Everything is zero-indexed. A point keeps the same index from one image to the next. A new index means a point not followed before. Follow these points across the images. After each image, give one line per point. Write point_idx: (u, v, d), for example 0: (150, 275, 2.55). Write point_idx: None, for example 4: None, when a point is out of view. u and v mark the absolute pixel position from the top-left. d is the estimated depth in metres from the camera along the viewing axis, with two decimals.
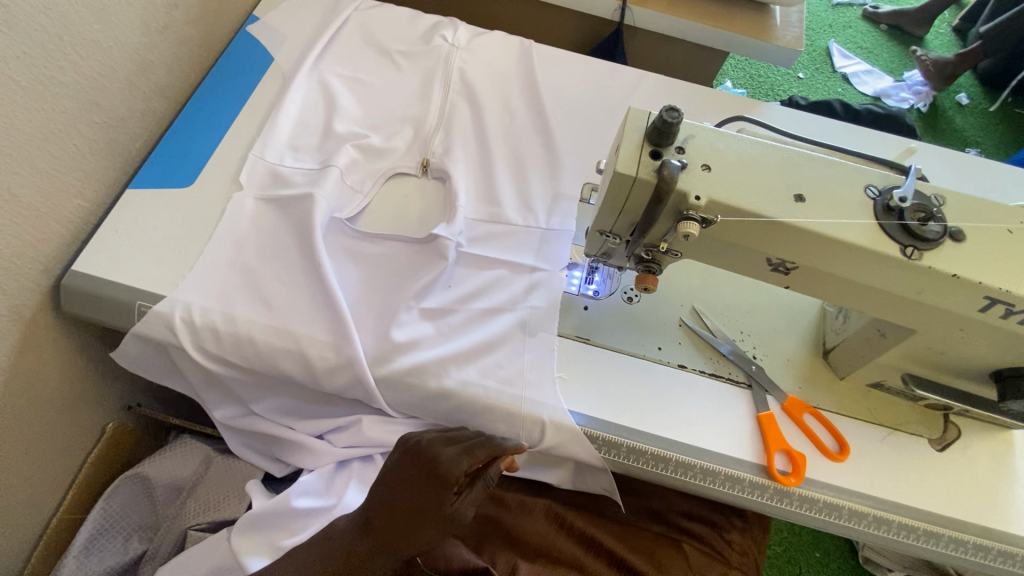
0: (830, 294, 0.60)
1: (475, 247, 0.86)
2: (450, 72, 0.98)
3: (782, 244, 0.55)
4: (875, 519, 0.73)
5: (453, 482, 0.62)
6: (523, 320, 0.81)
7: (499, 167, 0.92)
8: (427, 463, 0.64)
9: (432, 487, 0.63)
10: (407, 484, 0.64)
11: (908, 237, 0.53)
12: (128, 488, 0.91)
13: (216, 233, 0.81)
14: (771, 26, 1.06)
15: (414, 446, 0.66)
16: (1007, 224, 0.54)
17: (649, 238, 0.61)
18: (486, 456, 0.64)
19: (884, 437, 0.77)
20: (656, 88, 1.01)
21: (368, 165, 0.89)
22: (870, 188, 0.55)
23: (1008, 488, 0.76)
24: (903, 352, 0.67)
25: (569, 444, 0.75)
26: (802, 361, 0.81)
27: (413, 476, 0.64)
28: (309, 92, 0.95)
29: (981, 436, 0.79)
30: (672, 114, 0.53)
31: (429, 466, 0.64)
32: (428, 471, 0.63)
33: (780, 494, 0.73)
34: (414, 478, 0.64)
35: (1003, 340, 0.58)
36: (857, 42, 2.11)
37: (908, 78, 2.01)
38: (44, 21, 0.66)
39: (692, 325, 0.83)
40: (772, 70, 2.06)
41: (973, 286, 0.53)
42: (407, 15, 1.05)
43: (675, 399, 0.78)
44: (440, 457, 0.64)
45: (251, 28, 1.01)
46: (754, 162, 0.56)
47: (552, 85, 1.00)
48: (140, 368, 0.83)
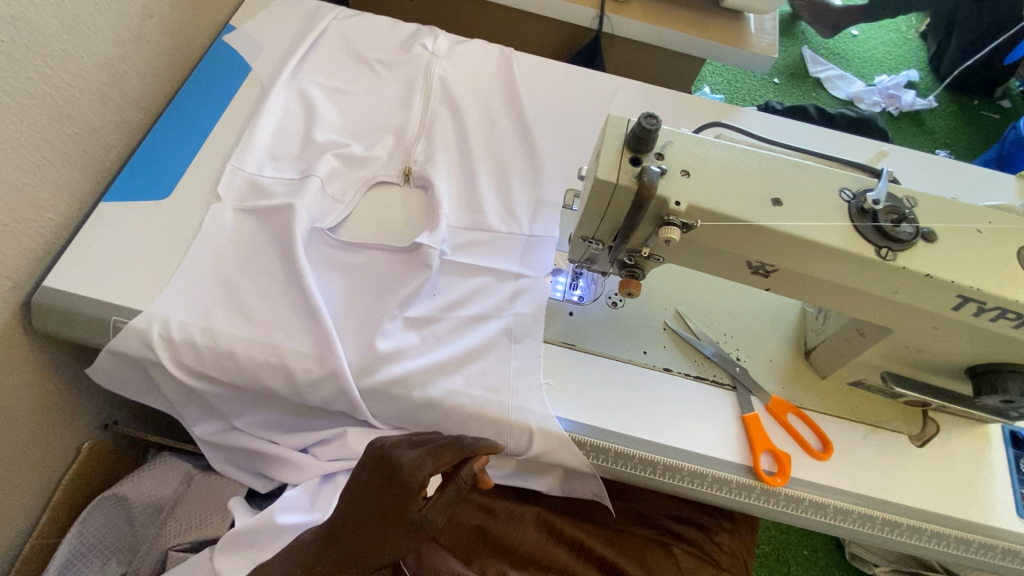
0: (810, 295, 0.61)
1: (459, 255, 0.85)
2: (431, 80, 0.98)
3: (762, 247, 0.56)
4: (860, 517, 0.73)
5: (416, 486, 0.60)
6: (508, 327, 0.81)
7: (482, 174, 0.92)
8: (390, 468, 0.62)
9: (396, 494, 0.61)
10: (371, 490, 0.63)
11: (882, 238, 0.54)
12: (103, 510, 0.87)
13: (194, 246, 0.79)
14: (744, 33, 1.08)
15: (378, 451, 0.64)
16: (975, 225, 0.56)
17: (631, 244, 0.62)
18: (452, 458, 0.61)
19: (865, 435, 0.78)
20: (635, 94, 1.02)
21: (349, 174, 0.88)
22: (845, 191, 0.56)
23: (987, 482, 0.78)
24: (882, 350, 0.68)
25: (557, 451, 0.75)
26: (785, 362, 0.82)
27: (378, 482, 0.62)
28: (289, 101, 0.94)
29: (959, 431, 0.81)
30: (651, 121, 0.53)
31: (392, 470, 0.62)
32: (391, 477, 0.62)
33: (766, 494, 0.73)
34: (378, 486, 0.62)
35: (977, 337, 0.59)
36: (829, 47, 2.18)
37: (879, 83, 2.08)
38: (13, 33, 0.64)
39: (676, 329, 0.83)
40: (749, 76, 2.10)
41: (947, 285, 0.54)
42: (386, 23, 1.04)
43: (662, 402, 0.78)
44: (402, 462, 0.62)
45: (228, 37, 1.00)
46: (733, 167, 0.56)
47: (533, 93, 1.00)
48: (117, 386, 0.81)
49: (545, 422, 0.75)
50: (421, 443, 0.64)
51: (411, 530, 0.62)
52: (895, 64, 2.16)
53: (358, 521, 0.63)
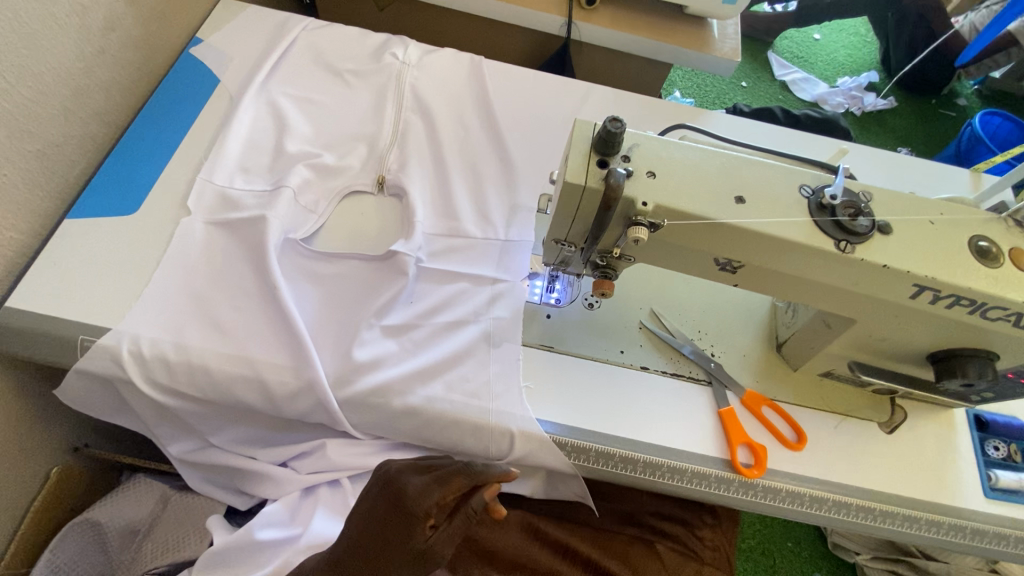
0: (777, 290, 0.63)
1: (435, 261, 0.85)
2: (402, 89, 0.98)
3: (728, 245, 0.58)
4: (835, 504, 0.75)
5: (420, 516, 0.57)
6: (486, 331, 0.81)
7: (456, 181, 0.92)
8: (395, 494, 0.59)
9: (400, 522, 0.58)
10: (376, 518, 0.60)
11: (840, 232, 0.56)
12: (78, 533, 0.84)
13: (163, 261, 0.78)
14: (708, 38, 1.11)
15: (387, 476, 0.62)
16: (928, 216, 0.59)
17: (602, 245, 0.63)
18: (460, 487, 0.57)
19: (837, 424, 0.81)
20: (605, 99, 1.04)
21: (322, 185, 0.88)
22: (804, 187, 0.58)
23: (953, 465, 0.80)
24: (848, 341, 0.71)
25: (539, 453, 0.75)
26: (757, 356, 0.84)
27: (382, 508, 0.60)
28: (258, 113, 0.93)
29: (926, 416, 0.84)
30: (616, 123, 0.55)
31: (398, 496, 0.60)
32: (396, 504, 0.59)
33: (745, 487, 0.75)
34: (383, 513, 0.60)
35: (935, 324, 0.62)
36: (794, 51, 2.24)
37: (842, 85, 2.15)
38: None
39: (651, 327, 0.85)
40: (717, 79, 2.15)
41: (904, 274, 0.56)
42: (356, 34, 1.05)
43: (640, 401, 0.79)
44: (407, 488, 0.59)
45: (195, 50, 0.99)
46: (696, 167, 0.58)
47: (504, 99, 1.01)
48: (86, 407, 0.79)
49: (525, 425, 0.75)
50: (431, 468, 0.61)
51: (416, 559, 0.59)
52: (856, 66, 2.23)
53: (364, 547, 0.61)
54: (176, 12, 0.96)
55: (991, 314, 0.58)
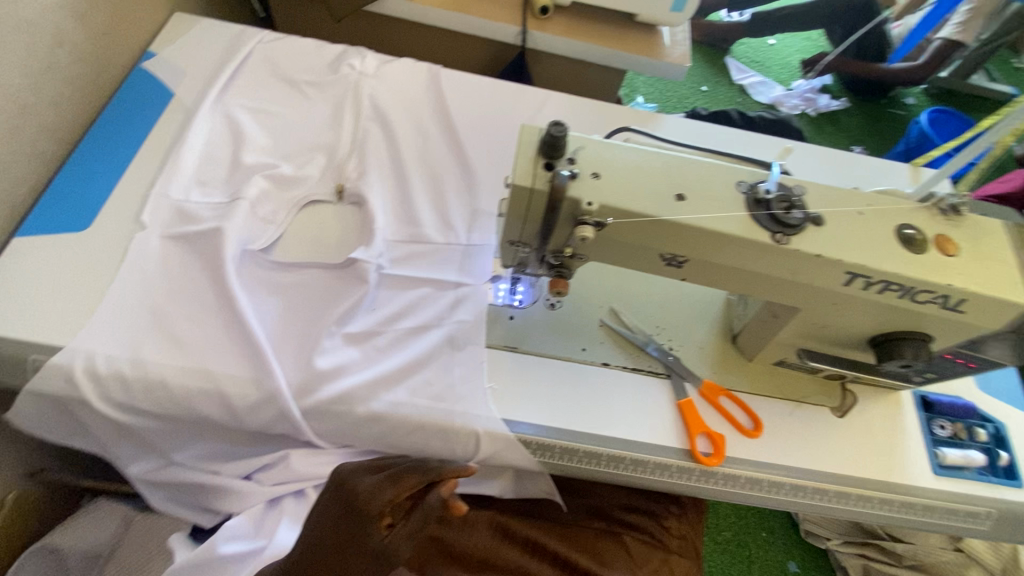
0: (722, 282, 0.65)
1: (396, 268, 0.86)
2: (360, 99, 0.99)
3: (672, 241, 0.60)
4: (791, 487, 0.78)
5: (373, 515, 0.57)
6: (450, 335, 0.82)
7: (416, 187, 0.93)
8: (348, 496, 0.60)
9: (355, 524, 0.58)
10: (328, 521, 0.60)
11: (775, 224, 0.59)
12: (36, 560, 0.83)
13: (118, 277, 0.77)
14: (659, 44, 1.15)
15: (339, 479, 0.62)
16: (857, 208, 0.62)
17: (554, 245, 0.65)
18: (414, 484, 0.58)
19: (792, 410, 0.84)
20: (561, 104, 1.07)
21: (281, 195, 0.88)
22: (741, 183, 0.61)
23: (902, 444, 0.84)
24: (795, 330, 0.74)
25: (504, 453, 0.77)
26: (713, 348, 0.87)
27: (337, 511, 0.60)
28: (215, 126, 0.93)
29: (875, 399, 0.87)
30: (559, 128, 0.57)
31: (351, 498, 0.60)
32: (349, 505, 0.59)
33: (705, 475, 0.77)
34: (336, 515, 0.60)
35: (870, 309, 0.65)
36: (750, 56, 2.32)
37: (796, 88, 2.24)
38: None
39: (611, 325, 0.87)
40: (678, 85, 2.22)
41: (836, 263, 0.59)
42: (312, 45, 1.05)
43: (602, 396, 0.81)
44: (360, 488, 0.60)
45: (148, 64, 0.98)
46: (639, 167, 0.61)
47: (462, 107, 1.03)
48: (39, 429, 0.77)
49: (489, 424, 0.76)
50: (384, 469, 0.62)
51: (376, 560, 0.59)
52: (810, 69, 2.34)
53: (319, 555, 0.60)
54: (127, 26, 0.95)
55: (920, 297, 0.62)
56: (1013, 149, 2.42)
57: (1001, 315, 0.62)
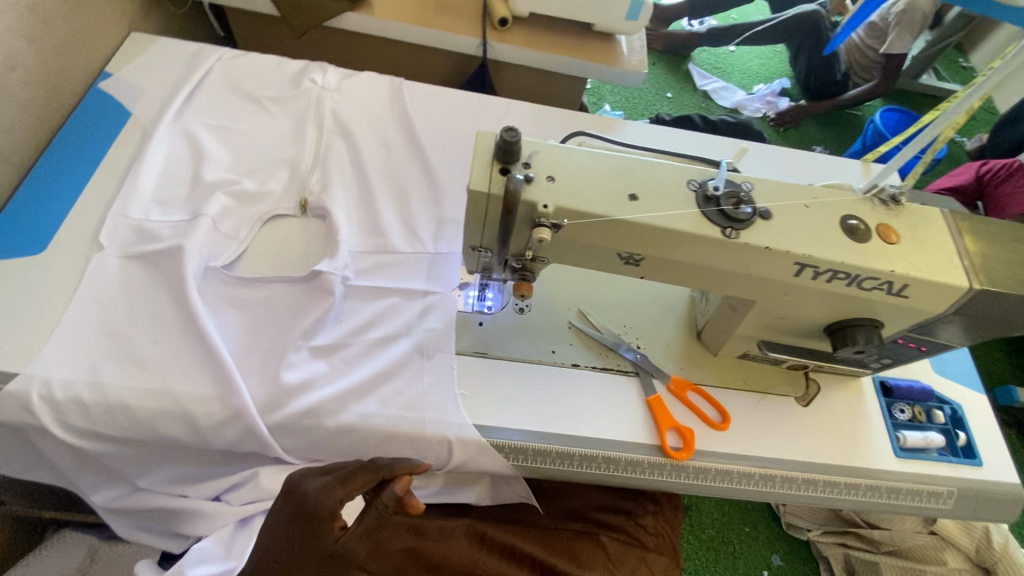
0: (680, 278, 0.67)
1: (363, 279, 0.86)
2: (323, 113, 1.00)
3: (627, 239, 0.62)
4: (761, 477, 0.80)
5: (325, 516, 0.59)
6: (418, 344, 0.82)
7: (381, 199, 0.94)
8: (297, 500, 0.61)
9: (306, 527, 0.59)
10: (276, 528, 0.60)
11: (726, 220, 0.61)
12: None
13: (75, 299, 0.75)
14: (617, 52, 1.18)
15: (287, 485, 0.62)
16: (803, 201, 0.65)
17: (514, 248, 0.66)
18: (365, 482, 0.60)
19: (758, 401, 0.86)
20: (524, 112, 1.09)
21: (243, 211, 0.88)
22: (692, 181, 0.63)
23: (865, 429, 0.86)
24: (754, 322, 0.76)
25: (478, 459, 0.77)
26: (680, 345, 0.89)
27: (284, 516, 0.60)
28: (174, 144, 0.92)
29: (837, 387, 0.90)
30: (512, 133, 0.58)
31: (300, 502, 0.60)
32: (298, 509, 0.60)
33: (676, 470, 0.78)
34: (285, 521, 0.60)
35: (821, 298, 0.68)
36: (713, 62, 2.40)
37: (757, 92, 2.34)
38: None
39: (580, 326, 0.88)
40: (644, 91, 2.27)
41: (784, 254, 0.61)
42: (273, 62, 1.05)
43: (571, 396, 0.82)
44: (309, 492, 0.60)
45: (104, 84, 0.97)
46: (593, 170, 0.62)
47: (426, 119, 1.04)
48: None
49: (462, 431, 0.76)
50: (332, 470, 0.63)
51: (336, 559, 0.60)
52: (769, 73, 2.44)
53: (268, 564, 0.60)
54: (81, 47, 0.94)
55: (866, 284, 0.64)
56: (964, 144, 2.53)
57: (943, 298, 0.65)
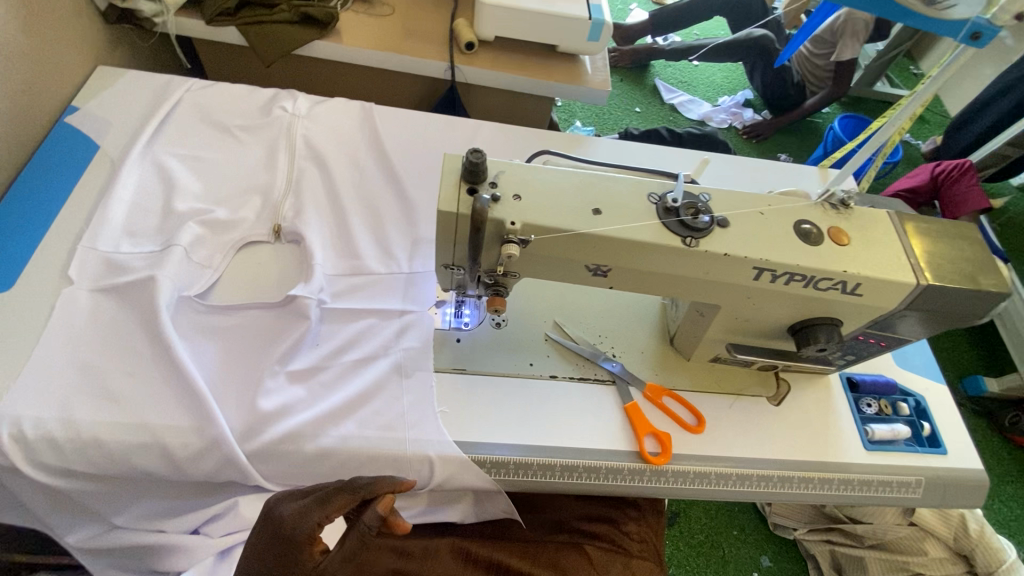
0: (647, 287, 0.70)
1: (339, 301, 0.87)
2: (294, 140, 1.01)
3: (594, 252, 0.64)
4: (738, 477, 0.82)
5: (302, 539, 0.58)
6: (396, 363, 0.82)
7: (355, 222, 0.95)
8: (275, 525, 0.61)
9: (283, 553, 0.59)
10: (255, 555, 0.60)
11: (686, 230, 0.64)
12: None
13: (44, 335, 0.74)
14: (581, 72, 1.22)
15: (266, 511, 0.64)
16: (758, 208, 0.68)
17: (486, 265, 0.67)
18: (344, 502, 0.59)
19: (732, 403, 0.88)
20: (493, 132, 1.12)
21: (216, 240, 0.88)
22: (652, 195, 0.66)
23: (835, 424, 0.90)
24: (722, 326, 0.79)
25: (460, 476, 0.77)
26: (654, 351, 0.91)
27: (262, 542, 0.61)
28: (144, 176, 0.92)
29: (806, 385, 0.93)
30: (477, 154, 0.60)
31: (278, 526, 0.61)
32: (275, 534, 0.60)
33: (655, 475, 0.80)
34: (263, 547, 0.60)
35: (782, 300, 0.71)
36: (678, 77, 2.49)
37: (722, 104, 2.43)
38: None
39: (556, 338, 0.90)
40: (614, 106, 2.33)
41: (743, 260, 0.64)
42: (243, 91, 1.06)
43: (550, 408, 0.83)
44: (285, 515, 0.61)
45: (71, 118, 0.97)
46: (558, 186, 0.65)
47: (397, 142, 1.06)
48: None
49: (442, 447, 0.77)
50: (312, 493, 0.63)
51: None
52: (731, 85, 2.54)
53: None
54: (46, 82, 0.94)
55: (822, 285, 0.67)
56: (918, 147, 2.65)
57: (894, 295, 0.68)
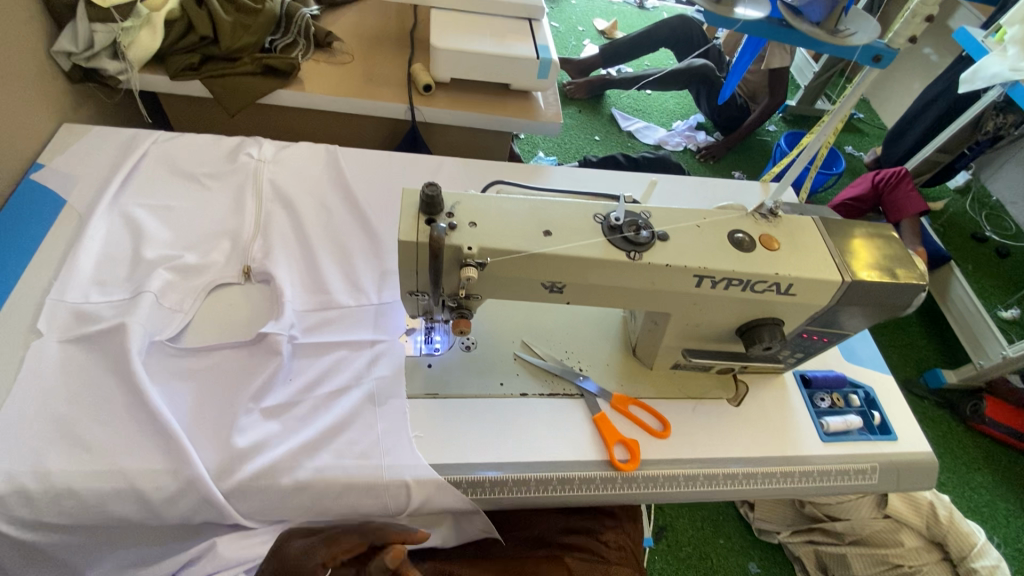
0: (600, 300, 0.75)
1: (310, 336, 0.89)
2: (261, 184, 1.04)
3: (547, 270, 0.69)
4: (705, 477, 0.86)
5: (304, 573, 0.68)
6: (369, 392, 0.85)
7: (324, 259, 0.98)
8: (282, 557, 0.72)
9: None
10: None
11: (630, 245, 0.69)
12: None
13: (13, 388, 0.75)
14: (534, 107, 1.30)
15: (276, 547, 0.74)
16: (695, 221, 0.74)
17: (448, 289, 0.72)
18: (352, 543, 0.72)
19: (695, 406, 0.93)
20: (454, 166, 1.17)
21: (186, 284, 0.90)
22: (598, 215, 0.71)
23: (792, 419, 0.95)
24: (676, 333, 0.84)
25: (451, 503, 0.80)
26: (618, 363, 0.95)
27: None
28: (112, 227, 0.94)
29: (763, 385, 0.99)
30: (432, 188, 0.65)
31: (284, 560, 0.71)
32: (280, 566, 0.70)
33: (627, 481, 0.83)
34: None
35: (726, 304, 0.76)
36: (633, 105, 2.63)
37: (675, 128, 2.57)
38: None
39: (524, 356, 0.93)
40: (574, 135, 2.44)
41: (684, 270, 0.70)
42: (208, 140, 1.10)
43: (521, 425, 0.86)
44: (292, 549, 0.72)
45: (37, 175, 0.99)
46: (510, 212, 0.70)
47: (362, 181, 1.11)
48: None
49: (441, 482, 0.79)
50: (318, 533, 0.75)
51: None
52: (683, 111, 2.69)
53: None
54: (12, 142, 0.96)
55: (759, 287, 0.73)
56: (861, 158, 2.82)
57: (824, 292, 0.75)
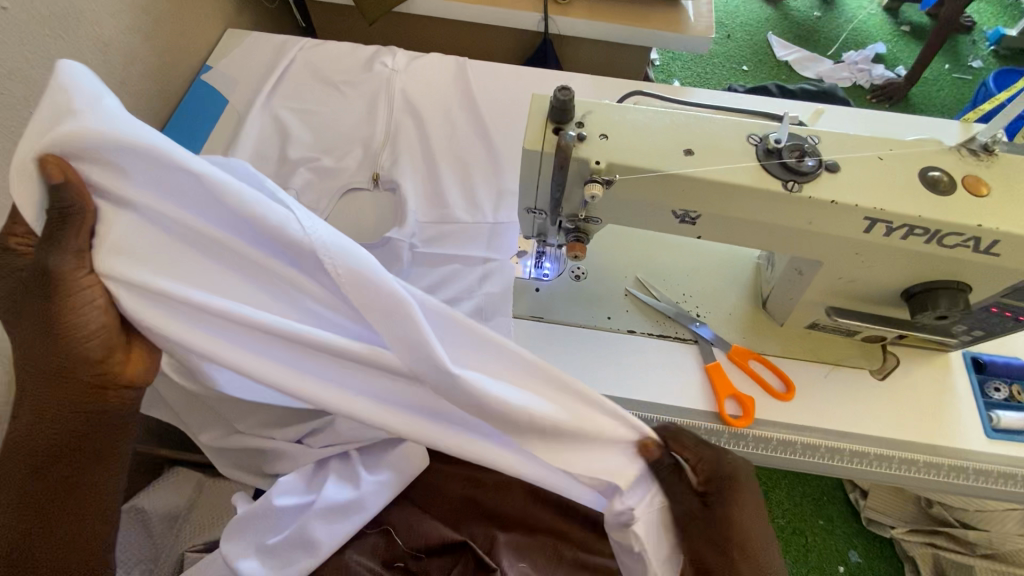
0: (739, 236, 0.67)
1: (427, 246, 0.93)
2: (393, 94, 1.06)
3: (682, 195, 0.62)
4: (827, 450, 0.77)
5: (66, 282, 0.49)
6: (478, 306, 0.86)
7: (445, 172, 0.98)
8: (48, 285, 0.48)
9: (42, 295, 0.49)
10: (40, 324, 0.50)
11: (788, 173, 0.60)
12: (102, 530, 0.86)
13: None
14: (683, 18, 1.15)
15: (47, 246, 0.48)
16: (877, 152, 0.62)
17: (569, 209, 0.68)
18: (79, 235, 0.49)
19: (827, 373, 0.82)
20: (585, 81, 1.08)
21: (322, 185, 0.97)
22: (752, 136, 0.62)
23: (951, 406, 0.80)
24: (823, 286, 0.73)
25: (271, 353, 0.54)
26: (743, 314, 0.86)
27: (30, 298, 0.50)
28: (264, 127, 1.02)
29: (920, 362, 0.84)
30: (565, 92, 0.60)
31: (47, 284, 0.49)
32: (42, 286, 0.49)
33: (734, 437, 0.77)
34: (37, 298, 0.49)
35: (897, 258, 0.64)
36: (794, 31, 2.23)
37: (847, 59, 2.13)
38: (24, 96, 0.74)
39: (637, 294, 0.88)
40: (717, 64, 2.16)
41: (853, 208, 0.59)
42: (348, 47, 1.13)
43: (627, 361, 0.83)
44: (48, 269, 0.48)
45: (206, 76, 1.09)
46: (647, 128, 0.63)
47: (487, 96, 1.07)
48: None
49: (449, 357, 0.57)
50: (81, 231, 0.49)
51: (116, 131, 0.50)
52: (861, 39, 2.20)
53: (30, 330, 0.51)
54: (188, 44, 1.06)
55: (948, 241, 0.60)
56: None
57: None
